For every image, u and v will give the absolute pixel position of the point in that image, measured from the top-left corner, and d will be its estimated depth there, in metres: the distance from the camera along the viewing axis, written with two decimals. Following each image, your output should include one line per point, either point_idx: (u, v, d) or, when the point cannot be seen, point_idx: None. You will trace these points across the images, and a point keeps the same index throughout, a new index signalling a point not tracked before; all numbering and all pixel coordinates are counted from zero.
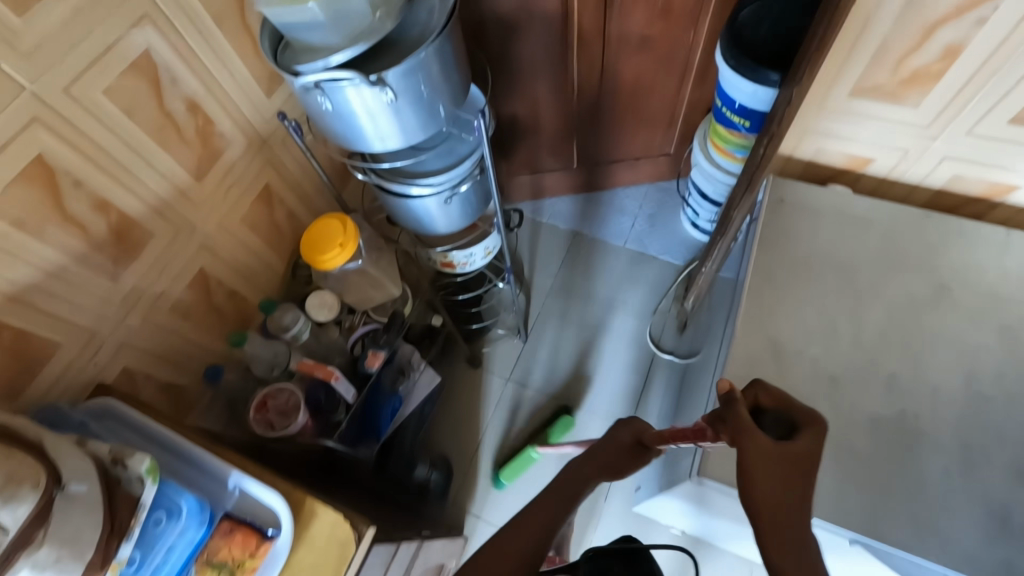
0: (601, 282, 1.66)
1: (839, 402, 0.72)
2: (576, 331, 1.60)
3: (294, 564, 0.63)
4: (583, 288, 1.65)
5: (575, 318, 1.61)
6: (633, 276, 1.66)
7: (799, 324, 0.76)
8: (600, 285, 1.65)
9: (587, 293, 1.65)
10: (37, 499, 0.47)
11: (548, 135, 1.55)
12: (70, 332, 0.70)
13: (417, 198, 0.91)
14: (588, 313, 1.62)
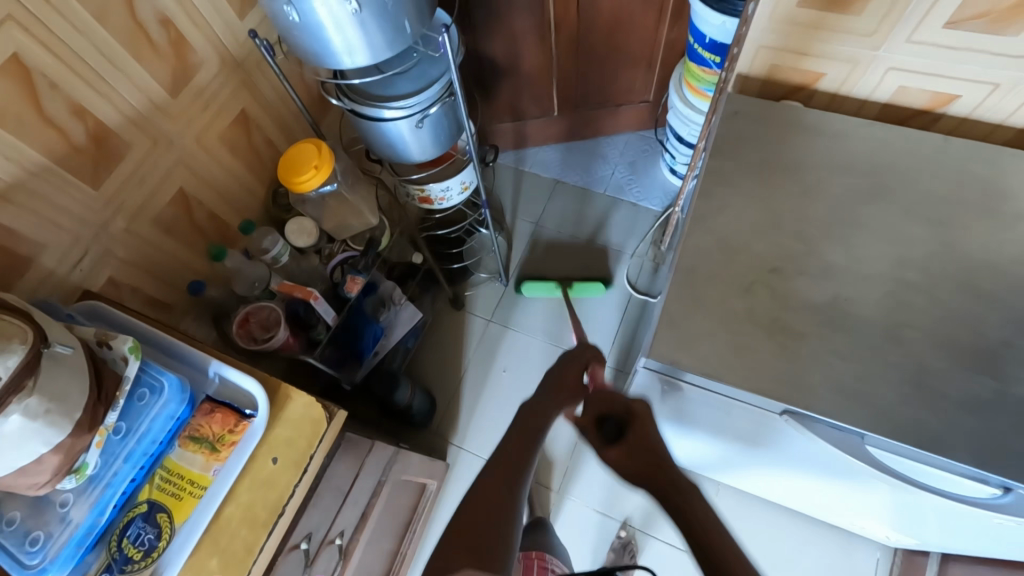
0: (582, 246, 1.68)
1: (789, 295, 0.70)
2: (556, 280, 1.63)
3: (271, 439, 0.68)
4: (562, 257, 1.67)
5: (556, 268, 1.65)
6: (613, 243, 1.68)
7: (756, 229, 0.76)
8: (580, 248, 1.67)
9: (567, 264, 1.66)
10: (26, 353, 0.52)
11: (527, 78, 1.56)
12: (55, 234, 0.74)
13: (390, 121, 0.95)
14: (570, 276, 1.64)
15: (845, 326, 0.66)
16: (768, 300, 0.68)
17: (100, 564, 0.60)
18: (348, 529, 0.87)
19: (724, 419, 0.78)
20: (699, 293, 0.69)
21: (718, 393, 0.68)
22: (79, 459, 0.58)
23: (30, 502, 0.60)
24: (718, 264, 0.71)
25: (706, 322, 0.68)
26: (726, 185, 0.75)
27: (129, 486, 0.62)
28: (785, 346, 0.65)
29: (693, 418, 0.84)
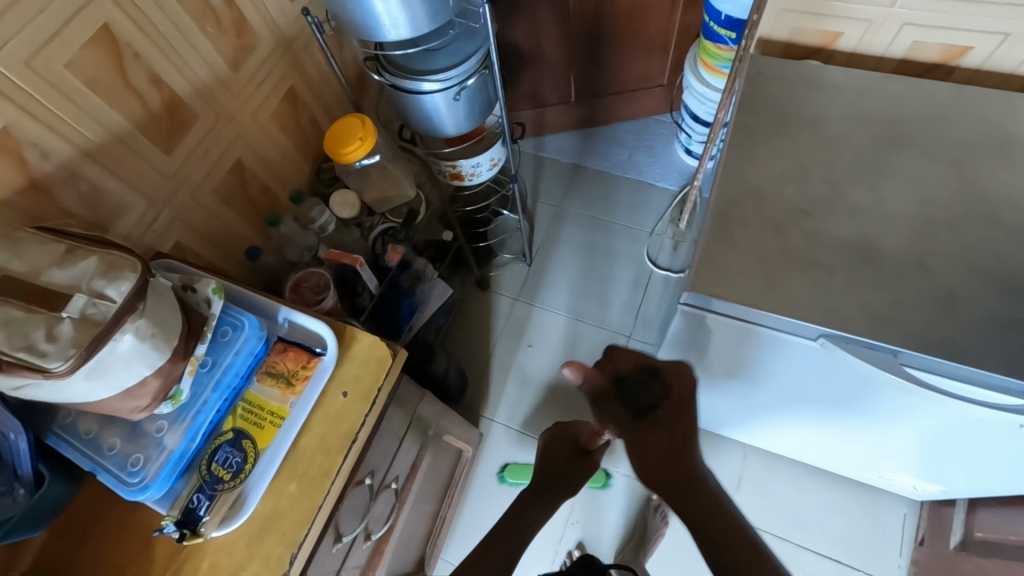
0: (571, 376, 1.53)
1: (814, 229, 0.73)
2: (536, 374, 1.55)
3: (339, 376, 0.72)
4: (548, 400, 1.51)
5: (546, 368, 1.55)
6: None
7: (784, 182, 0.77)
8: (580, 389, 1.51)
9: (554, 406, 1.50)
10: (136, 281, 0.57)
11: (547, 64, 1.62)
12: (134, 196, 0.80)
13: (429, 94, 1.01)
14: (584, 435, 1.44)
15: (875, 254, 0.70)
16: (799, 234, 0.73)
17: (192, 487, 0.65)
18: (402, 475, 0.93)
19: (759, 358, 0.81)
20: (734, 231, 0.74)
21: (751, 326, 0.73)
22: (174, 387, 0.63)
23: (127, 431, 0.66)
24: (750, 205, 0.75)
25: (743, 258, 0.72)
26: (754, 134, 0.80)
27: (215, 416, 0.67)
28: (819, 275, 0.70)
29: (729, 364, 0.87)
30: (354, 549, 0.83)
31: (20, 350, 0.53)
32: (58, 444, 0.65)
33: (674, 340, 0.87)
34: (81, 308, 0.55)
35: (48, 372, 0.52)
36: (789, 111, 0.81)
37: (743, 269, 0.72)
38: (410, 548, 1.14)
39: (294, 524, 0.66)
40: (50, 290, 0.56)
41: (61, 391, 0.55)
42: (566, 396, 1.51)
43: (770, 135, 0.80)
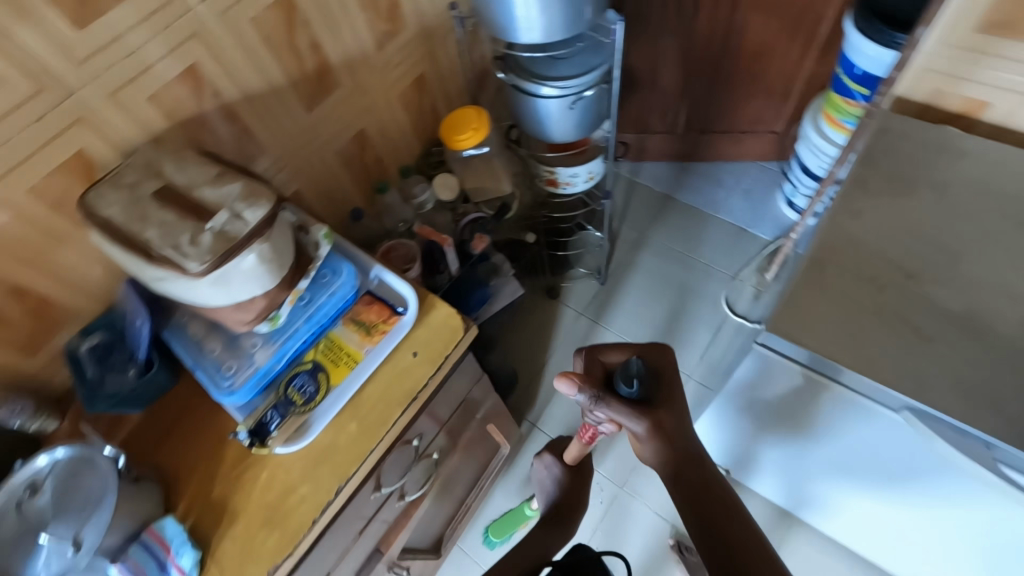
0: None
1: (919, 295, 0.69)
2: None
3: (412, 338, 0.78)
4: None
5: None
6: None
7: (897, 243, 0.73)
8: None
9: None
10: (267, 210, 0.65)
11: (662, 93, 1.63)
12: (274, 143, 0.90)
13: (545, 98, 1.06)
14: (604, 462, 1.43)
15: (984, 336, 0.66)
16: (900, 297, 0.69)
17: (268, 404, 0.72)
18: (443, 447, 0.96)
19: (824, 416, 0.78)
20: (830, 281, 0.71)
21: (827, 380, 0.70)
22: (274, 310, 0.71)
23: (227, 342, 0.74)
24: (853, 258, 0.72)
25: (834, 309, 0.70)
26: (872, 187, 0.76)
27: (300, 346, 0.74)
28: (917, 344, 0.66)
29: (791, 419, 0.84)
30: (388, 504, 0.86)
31: (168, 248, 0.62)
32: (171, 339, 0.75)
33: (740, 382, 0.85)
34: (221, 223, 0.63)
35: (186, 270, 0.61)
36: (917, 170, 0.77)
37: (834, 323, 0.69)
38: (433, 523, 1.17)
39: (347, 459, 0.71)
40: (200, 204, 0.65)
41: (191, 289, 0.63)
42: None
43: (890, 192, 0.76)
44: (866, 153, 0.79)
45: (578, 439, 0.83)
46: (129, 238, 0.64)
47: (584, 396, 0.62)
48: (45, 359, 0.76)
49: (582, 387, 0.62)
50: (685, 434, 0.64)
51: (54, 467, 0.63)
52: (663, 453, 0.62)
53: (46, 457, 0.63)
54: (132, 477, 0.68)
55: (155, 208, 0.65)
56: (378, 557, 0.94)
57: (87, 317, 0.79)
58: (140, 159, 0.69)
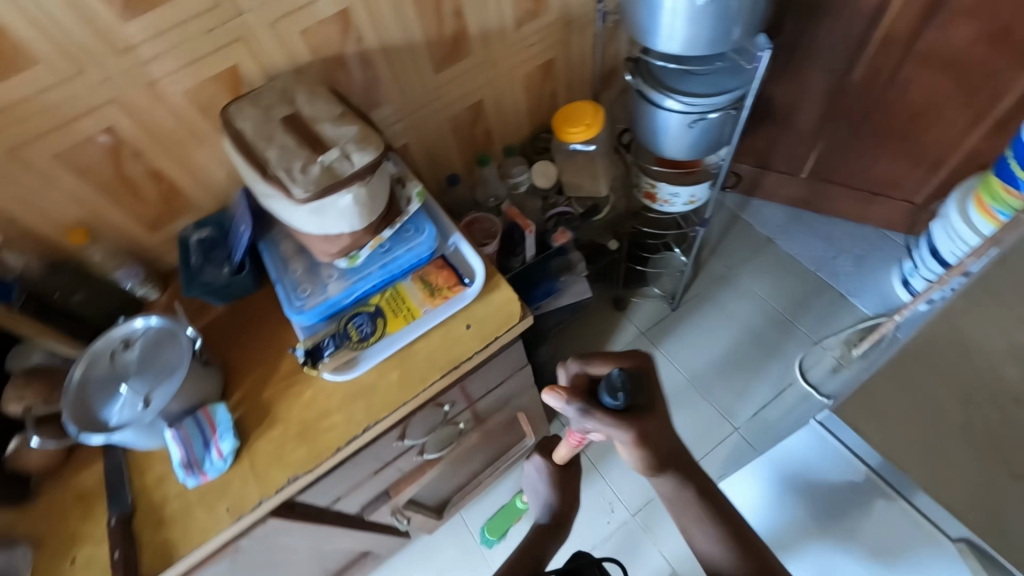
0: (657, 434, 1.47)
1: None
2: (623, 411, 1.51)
3: (470, 311, 0.80)
4: None
5: None
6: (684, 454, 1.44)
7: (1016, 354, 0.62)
8: None
9: None
10: (373, 157, 0.69)
11: (795, 132, 1.52)
12: (396, 95, 0.95)
13: (667, 111, 1.03)
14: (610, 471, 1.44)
15: None
16: (1000, 419, 0.60)
17: (327, 331, 0.78)
18: (471, 421, 0.99)
19: (869, 541, 0.68)
20: (919, 378, 0.64)
21: (893, 494, 0.66)
22: (355, 250, 0.76)
23: (309, 267, 0.81)
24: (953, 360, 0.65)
25: (914, 411, 0.63)
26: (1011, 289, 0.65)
27: (369, 288, 0.79)
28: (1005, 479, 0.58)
29: (821, 536, 0.72)
30: (406, 455, 0.91)
31: (282, 170, 0.67)
32: (265, 250, 0.83)
33: (784, 466, 0.76)
34: (331, 160, 0.68)
35: (291, 193, 0.66)
36: None
37: (910, 427, 0.62)
38: (443, 485, 1.22)
39: (381, 403, 0.75)
40: (318, 137, 0.71)
41: (291, 211, 0.69)
42: None
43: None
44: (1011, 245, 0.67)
45: (566, 440, 0.75)
46: (252, 152, 0.70)
47: (571, 408, 0.59)
48: (163, 237, 0.87)
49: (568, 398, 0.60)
50: (668, 439, 0.61)
51: (145, 332, 0.74)
52: (649, 457, 0.60)
53: (142, 322, 0.74)
54: (201, 360, 0.75)
55: (281, 132, 0.71)
56: (385, 499, 0.99)
57: (204, 211, 0.88)
58: (280, 85, 0.76)
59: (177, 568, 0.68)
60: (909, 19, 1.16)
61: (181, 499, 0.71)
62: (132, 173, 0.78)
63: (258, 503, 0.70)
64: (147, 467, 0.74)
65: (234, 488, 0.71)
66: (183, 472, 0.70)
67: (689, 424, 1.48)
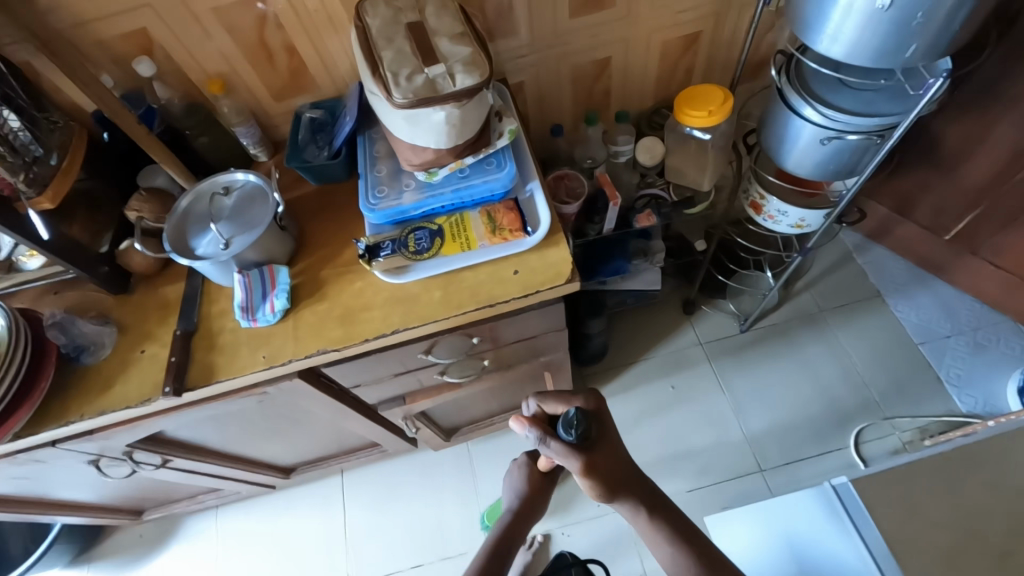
0: (680, 445, 1.43)
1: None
2: (653, 411, 1.48)
3: (523, 259, 0.82)
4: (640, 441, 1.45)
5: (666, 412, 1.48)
6: (699, 473, 1.39)
7: None
8: (674, 459, 1.42)
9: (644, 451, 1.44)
10: (475, 83, 0.70)
11: (954, 187, 1.32)
12: (525, 29, 0.94)
13: (803, 120, 0.93)
14: None
15: None
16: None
17: (390, 235, 0.83)
18: (496, 362, 1.03)
19: None
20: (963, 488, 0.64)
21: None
22: (435, 167, 0.79)
23: (393, 171, 0.85)
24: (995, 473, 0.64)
25: (940, 510, 0.63)
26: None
27: (438, 207, 0.82)
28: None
29: None
30: (427, 370, 0.96)
31: (391, 72, 0.71)
32: (361, 143, 0.89)
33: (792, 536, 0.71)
34: (436, 74, 0.70)
35: (391, 96, 0.69)
36: None
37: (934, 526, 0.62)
38: (457, 412, 1.29)
39: (415, 313, 0.80)
40: (433, 50, 0.73)
41: (387, 113, 0.73)
42: (663, 454, 1.43)
43: None
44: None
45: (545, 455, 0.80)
46: (371, 48, 0.74)
47: (531, 436, 0.64)
48: (283, 109, 0.95)
49: (530, 426, 0.64)
50: (619, 465, 0.66)
51: (243, 186, 0.83)
52: (600, 484, 0.65)
53: (243, 176, 0.84)
54: (280, 224, 0.83)
55: (402, 35, 0.74)
56: (401, 402, 1.07)
57: (323, 95, 0.95)
58: None
59: (213, 388, 0.79)
60: None
61: (232, 335, 0.82)
62: (270, 41, 0.85)
63: (289, 360, 0.79)
64: (216, 299, 0.85)
65: (275, 341, 0.80)
66: (240, 313, 0.80)
67: (714, 449, 1.42)
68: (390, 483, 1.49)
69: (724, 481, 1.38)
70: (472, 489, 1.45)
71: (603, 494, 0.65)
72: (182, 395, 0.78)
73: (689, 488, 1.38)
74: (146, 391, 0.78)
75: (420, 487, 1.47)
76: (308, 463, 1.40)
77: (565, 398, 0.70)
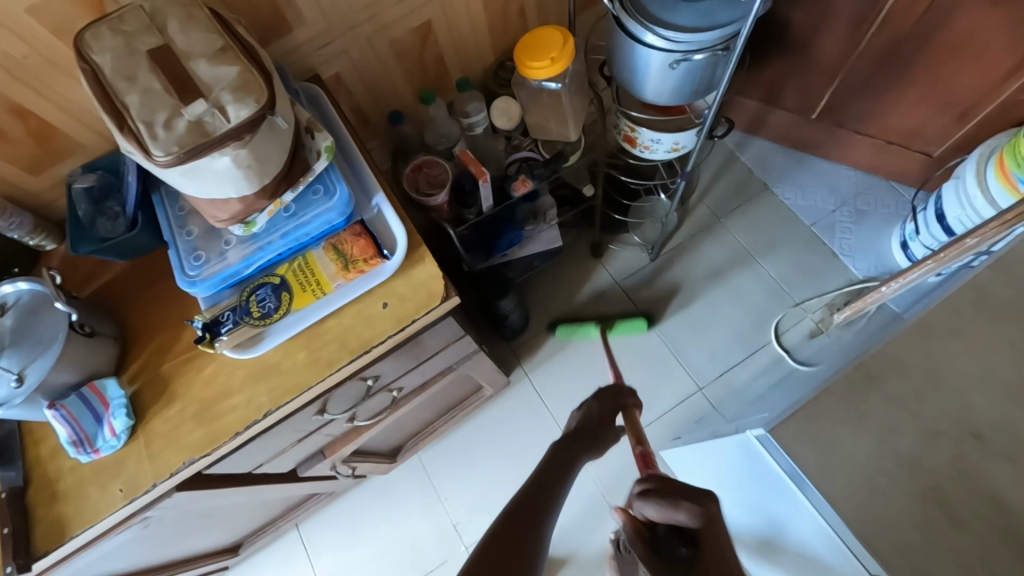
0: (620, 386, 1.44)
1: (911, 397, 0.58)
2: (589, 362, 1.47)
3: (389, 286, 0.72)
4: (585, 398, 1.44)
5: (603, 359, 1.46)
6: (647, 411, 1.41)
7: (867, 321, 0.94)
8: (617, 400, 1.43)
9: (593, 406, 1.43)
10: (254, 112, 0.57)
11: (810, 67, 1.32)
12: (315, 14, 0.79)
13: (647, 47, 0.86)
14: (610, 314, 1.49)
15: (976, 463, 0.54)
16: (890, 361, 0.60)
17: (229, 304, 0.70)
18: (407, 387, 0.94)
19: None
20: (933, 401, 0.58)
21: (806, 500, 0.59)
22: (250, 216, 0.66)
23: (207, 228, 0.71)
24: (920, 398, 0.58)
25: (878, 427, 0.58)
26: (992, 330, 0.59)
27: (274, 257, 0.70)
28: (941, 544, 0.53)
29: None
30: (333, 424, 0.87)
31: (142, 123, 0.56)
32: (158, 203, 0.73)
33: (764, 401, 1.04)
34: (200, 113, 0.56)
35: (151, 155, 0.55)
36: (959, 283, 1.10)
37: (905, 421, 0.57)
38: (393, 435, 1.21)
39: (285, 385, 0.70)
40: (189, 80, 0.58)
41: (159, 174, 0.59)
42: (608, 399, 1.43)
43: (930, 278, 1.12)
44: (982, 284, 0.61)
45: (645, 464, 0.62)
46: (108, 96, 0.58)
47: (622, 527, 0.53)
48: (48, 181, 0.77)
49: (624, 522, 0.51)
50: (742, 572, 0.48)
51: (18, 299, 0.65)
52: None
53: (12, 287, 0.65)
54: (85, 332, 0.68)
55: (145, 68, 0.58)
56: (321, 457, 0.98)
57: (95, 153, 0.77)
58: (146, 4, 0.61)
59: (71, 545, 0.66)
60: None
61: (75, 474, 0.68)
62: None
63: (153, 486, 0.67)
64: (42, 437, 0.70)
65: (129, 467, 0.68)
66: (73, 449, 0.67)
67: (656, 379, 1.44)
68: (352, 517, 1.41)
69: (667, 409, 1.41)
70: (436, 496, 1.41)
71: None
72: (33, 567, 0.64)
73: (659, 413, 1.40)
74: None
75: (383, 511, 1.41)
76: (254, 533, 1.29)
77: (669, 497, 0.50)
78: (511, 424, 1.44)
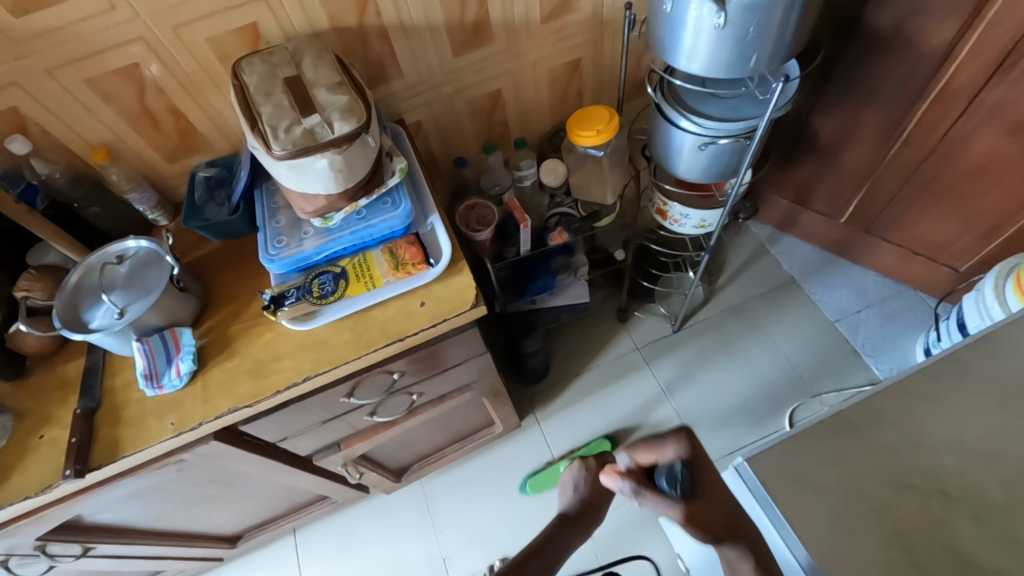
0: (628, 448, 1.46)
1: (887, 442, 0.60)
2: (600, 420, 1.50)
3: (430, 289, 0.84)
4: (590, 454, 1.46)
5: (614, 418, 1.50)
6: None
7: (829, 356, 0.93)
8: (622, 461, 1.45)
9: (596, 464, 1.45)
10: (353, 128, 0.73)
11: (839, 173, 1.43)
12: (411, 71, 0.98)
13: (681, 130, 1.00)
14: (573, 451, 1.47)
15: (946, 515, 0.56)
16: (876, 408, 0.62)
17: (295, 283, 0.83)
18: (427, 395, 1.03)
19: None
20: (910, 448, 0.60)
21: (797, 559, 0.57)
22: (330, 212, 0.81)
23: (291, 220, 0.86)
24: (898, 444, 0.60)
25: (851, 467, 0.60)
26: (964, 390, 0.62)
27: (340, 250, 0.83)
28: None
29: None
30: (356, 413, 0.96)
31: (269, 126, 0.73)
32: (258, 197, 0.90)
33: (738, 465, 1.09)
34: (313, 124, 0.73)
35: (271, 149, 0.71)
36: None
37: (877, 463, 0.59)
38: (403, 451, 1.28)
39: (327, 357, 0.81)
40: (310, 101, 0.75)
41: (271, 166, 0.74)
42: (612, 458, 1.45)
43: None
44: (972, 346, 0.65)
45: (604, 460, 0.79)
46: (248, 105, 0.75)
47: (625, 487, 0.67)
48: (178, 169, 0.95)
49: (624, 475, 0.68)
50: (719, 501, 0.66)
51: (136, 252, 0.82)
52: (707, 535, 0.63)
53: (135, 243, 0.83)
54: (179, 286, 0.82)
55: (279, 89, 0.76)
56: (336, 450, 1.06)
57: (218, 153, 0.96)
58: (291, 47, 0.81)
59: (120, 464, 0.76)
60: (976, 69, 1.06)
61: (139, 405, 0.79)
62: (153, 107, 0.86)
63: (200, 424, 0.78)
64: (120, 369, 0.83)
65: (183, 406, 0.79)
66: (144, 381, 0.78)
67: None
68: (346, 533, 1.44)
69: None
70: (431, 525, 1.43)
71: (709, 539, 0.63)
72: (86, 476, 0.74)
73: None
74: (44, 478, 0.75)
75: (378, 532, 1.43)
76: (255, 528, 1.34)
77: (655, 446, 0.69)
78: (515, 467, 1.47)
